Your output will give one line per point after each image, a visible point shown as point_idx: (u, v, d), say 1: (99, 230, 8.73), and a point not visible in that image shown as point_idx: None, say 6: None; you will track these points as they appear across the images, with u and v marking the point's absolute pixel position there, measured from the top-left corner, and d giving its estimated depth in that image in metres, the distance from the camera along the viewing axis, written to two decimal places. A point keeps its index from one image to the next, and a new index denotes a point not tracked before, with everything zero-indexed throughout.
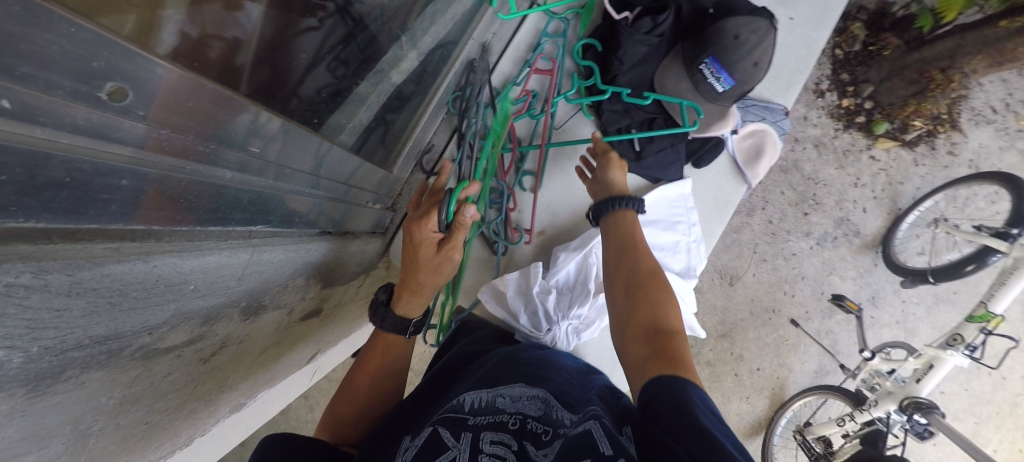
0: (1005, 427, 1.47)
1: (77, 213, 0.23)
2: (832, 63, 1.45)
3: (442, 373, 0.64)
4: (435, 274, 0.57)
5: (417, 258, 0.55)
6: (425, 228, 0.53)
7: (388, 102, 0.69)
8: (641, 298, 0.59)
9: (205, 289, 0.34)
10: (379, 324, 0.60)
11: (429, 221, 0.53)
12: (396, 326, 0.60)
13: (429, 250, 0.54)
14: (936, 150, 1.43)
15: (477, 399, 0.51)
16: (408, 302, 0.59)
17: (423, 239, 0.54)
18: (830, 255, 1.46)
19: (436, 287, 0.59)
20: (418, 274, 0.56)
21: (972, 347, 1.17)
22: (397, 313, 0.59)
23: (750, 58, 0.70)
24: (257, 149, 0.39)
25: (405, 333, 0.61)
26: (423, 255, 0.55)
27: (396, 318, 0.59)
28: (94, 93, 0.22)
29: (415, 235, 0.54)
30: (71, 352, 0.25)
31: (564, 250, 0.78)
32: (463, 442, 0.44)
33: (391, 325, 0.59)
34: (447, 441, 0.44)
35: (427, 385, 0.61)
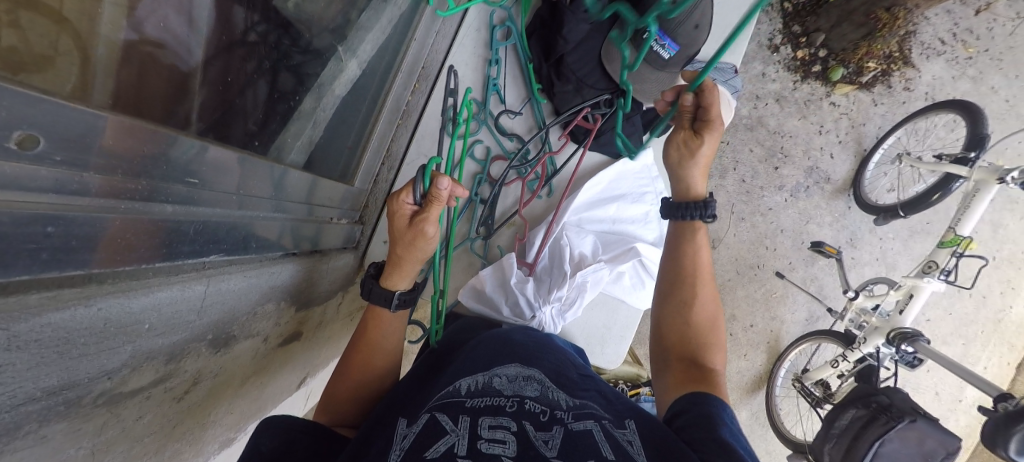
0: (992, 343, 1.53)
1: (5, 268, 0.22)
2: (782, 17, 1.46)
3: (431, 360, 0.64)
4: (413, 248, 0.56)
5: (395, 230, 0.56)
6: (398, 200, 0.55)
7: (333, 116, 0.70)
8: (695, 329, 0.60)
9: (163, 327, 0.34)
10: (367, 295, 0.59)
11: (407, 193, 0.55)
12: (380, 299, 0.58)
13: (403, 221, 0.55)
14: (892, 88, 1.48)
15: (473, 383, 0.51)
16: (389, 275, 0.58)
17: (397, 210, 0.55)
18: (805, 205, 1.50)
19: (417, 262, 0.58)
20: (396, 246, 0.57)
21: (947, 271, 1.20)
22: (378, 286, 0.58)
23: (691, 20, 0.71)
24: (200, 181, 0.38)
25: (390, 307, 0.58)
26: (399, 227, 0.56)
27: (380, 291, 0.58)
28: (3, 143, 0.21)
29: (390, 206, 0.56)
30: (23, 407, 0.25)
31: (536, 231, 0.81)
32: (461, 427, 0.43)
33: (375, 298, 0.59)
34: (446, 425, 0.43)
35: (416, 371, 0.61)
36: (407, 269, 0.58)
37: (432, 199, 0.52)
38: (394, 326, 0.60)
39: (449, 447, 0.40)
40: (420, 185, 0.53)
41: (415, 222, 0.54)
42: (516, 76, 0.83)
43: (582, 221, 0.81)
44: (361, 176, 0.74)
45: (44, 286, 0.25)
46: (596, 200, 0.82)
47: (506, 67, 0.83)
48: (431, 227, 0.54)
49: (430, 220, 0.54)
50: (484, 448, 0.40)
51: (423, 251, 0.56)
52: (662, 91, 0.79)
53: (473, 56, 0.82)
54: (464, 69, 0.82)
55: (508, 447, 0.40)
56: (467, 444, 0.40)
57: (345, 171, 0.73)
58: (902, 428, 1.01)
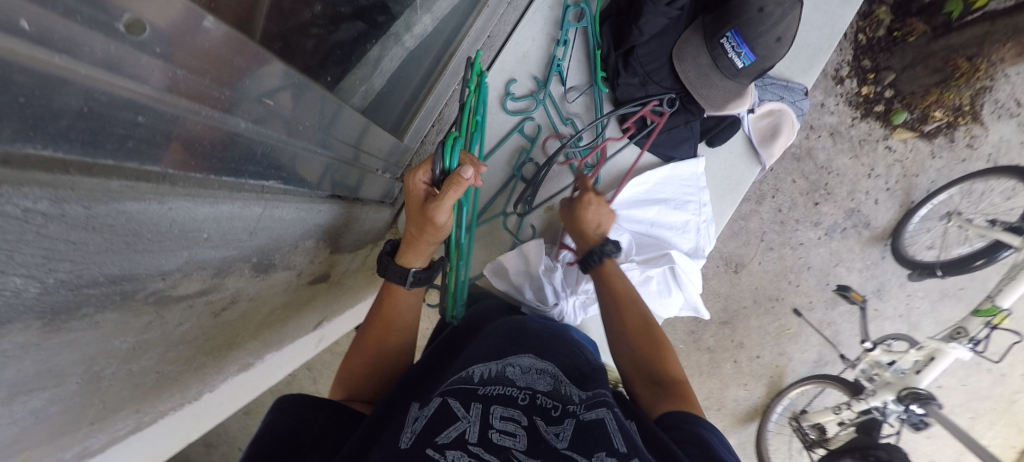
0: (1000, 423, 1.48)
1: (94, 146, 0.22)
2: (854, 48, 1.39)
3: (447, 343, 0.64)
4: (420, 228, 0.55)
5: (410, 208, 0.56)
6: (413, 178, 0.54)
7: (398, 67, 0.69)
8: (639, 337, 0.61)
9: (218, 240, 0.34)
10: (383, 272, 0.59)
11: (423, 171, 0.54)
12: (395, 275, 0.59)
13: (417, 201, 0.55)
14: (955, 142, 1.40)
15: (486, 371, 0.51)
16: (404, 253, 0.58)
17: (411, 190, 0.55)
18: (838, 246, 1.45)
19: (428, 244, 0.57)
20: (410, 223, 0.56)
21: (976, 341, 1.16)
22: (393, 263, 0.58)
23: (773, 32, 0.67)
24: (274, 104, 0.38)
25: (405, 284, 0.59)
26: (413, 206, 0.55)
27: (395, 267, 0.58)
28: (111, 24, 0.20)
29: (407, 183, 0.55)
30: (86, 289, 0.25)
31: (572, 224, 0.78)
32: (472, 414, 0.43)
33: (389, 274, 0.59)
34: (458, 411, 0.43)
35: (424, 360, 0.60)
36: (422, 248, 0.58)
37: (450, 181, 0.50)
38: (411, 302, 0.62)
39: (460, 433, 0.41)
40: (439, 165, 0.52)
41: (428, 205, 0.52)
42: (580, 61, 0.81)
43: (619, 219, 0.79)
44: (411, 133, 0.74)
45: (124, 175, 0.25)
46: (637, 200, 0.81)
47: (572, 50, 0.80)
48: (441, 213, 0.52)
49: (443, 207, 0.52)
50: (494, 439, 0.41)
51: (435, 235, 0.55)
52: (728, 101, 0.75)
53: (540, 33, 0.80)
54: (529, 43, 0.80)
55: (519, 441, 0.42)
56: (478, 432, 0.42)
57: (396, 125, 0.72)
58: None
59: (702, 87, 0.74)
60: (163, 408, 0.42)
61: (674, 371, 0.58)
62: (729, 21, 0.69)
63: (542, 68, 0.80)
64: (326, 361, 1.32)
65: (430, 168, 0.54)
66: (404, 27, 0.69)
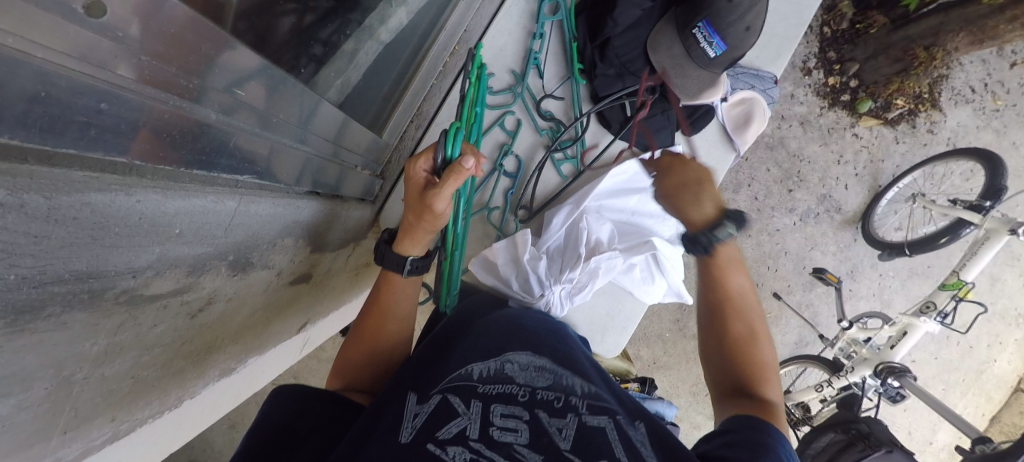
0: (970, 393, 1.55)
1: (54, 134, 0.22)
2: (820, 41, 1.45)
3: (443, 335, 0.64)
4: (418, 217, 0.55)
5: (409, 196, 0.56)
6: (414, 165, 0.54)
7: (374, 61, 0.69)
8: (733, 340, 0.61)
9: (191, 236, 0.33)
10: (380, 260, 0.58)
11: (424, 159, 0.54)
12: (392, 264, 0.58)
13: (416, 190, 0.54)
14: (916, 128, 1.47)
15: (486, 368, 0.52)
16: (401, 241, 0.57)
17: (412, 178, 0.54)
18: (813, 231, 1.50)
19: (426, 232, 0.56)
20: (408, 211, 0.56)
21: (944, 314, 1.21)
22: (392, 251, 0.57)
23: (742, 22, 0.69)
24: (244, 94, 0.37)
25: (403, 272, 0.58)
26: (412, 193, 0.55)
27: (393, 255, 0.57)
28: (71, 6, 0.20)
29: (407, 171, 0.55)
30: (50, 286, 0.24)
31: (554, 215, 0.80)
32: (473, 411, 0.44)
33: (387, 262, 0.58)
34: (458, 407, 0.44)
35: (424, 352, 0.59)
36: (419, 236, 0.57)
37: (450, 171, 0.50)
38: (407, 293, 0.60)
39: (461, 429, 0.42)
40: (441, 153, 0.53)
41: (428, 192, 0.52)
42: (556, 54, 0.81)
43: (602, 208, 0.80)
44: (390, 129, 0.74)
45: (88, 165, 0.24)
46: (619, 190, 0.80)
47: (549, 43, 0.81)
48: (440, 201, 0.52)
49: (442, 195, 0.51)
50: (496, 436, 0.42)
51: (434, 222, 0.55)
52: (702, 90, 0.77)
53: (516, 26, 0.80)
54: (506, 37, 0.81)
55: (521, 435, 0.42)
56: (479, 428, 0.42)
57: (374, 121, 0.72)
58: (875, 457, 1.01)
59: (676, 76, 0.76)
60: (140, 416, 0.40)
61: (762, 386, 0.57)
62: (701, 11, 0.71)
63: (519, 62, 0.81)
64: (312, 368, 1.29)
65: (432, 155, 0.54)
66: (378, 21, 0.68)
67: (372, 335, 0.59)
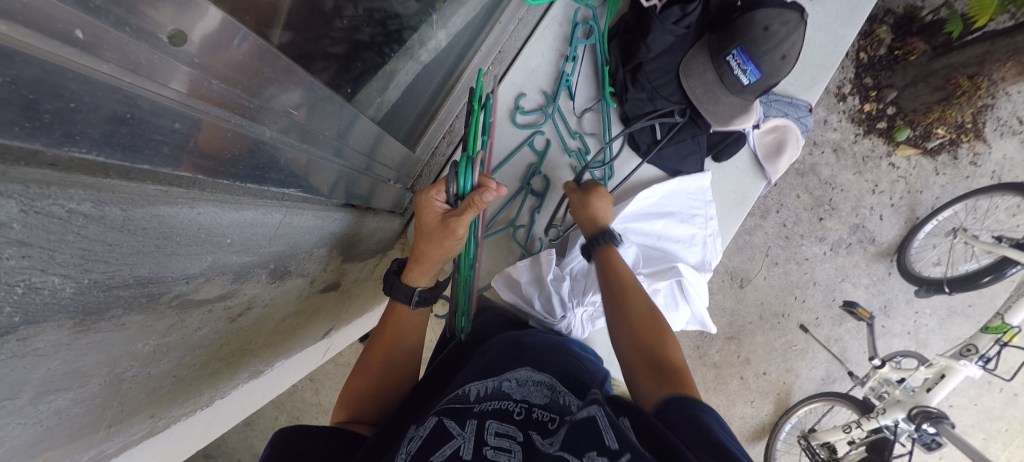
0: (1015, 444, 1.44)
1: (133, 151, 0.24)
2: (855, 67, 1.41)
3: (447, 362, 0.65)
4: (434, 244, 0.55)
5: (424, 224, 0.56)
6: (429, 198, 0.55)
7: (412, 80, 0.71)
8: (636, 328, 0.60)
9: (240, 245, 0.35)
10: (390, 291, 0.61)
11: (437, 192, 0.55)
12: (401, 294, 0.60)
13: (435, 218, 0.55)
14: (958, 160, 1.41)
15: (483, 388, 0.51)
16: (412, 271, 0.60)
17: (428, 206, 0.55)
18: (844, 262, 1.45)
19: (441, 259, 0.57)
20: (421, 242, 0.57)
21: (986, 359, 1.14)
22: (400, 282, 0.60)
23: (777, 51, 0.70)
24: (295, 112, 0.40)
25: (410, 303, 0.61)
26: (427, 224, 0.56)
27: (403, 287, 0.60)
28: (152, 32, 0.23)
29: (419, 203, 0.56)
30: (116, 290, 0.26)
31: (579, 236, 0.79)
32: (467, 431, 0.42)
33: (397, 293, 0.61)
34: (453, 429, 0.43)
35: (425, 378, 0.60)
36: (428, 267, 0.59)
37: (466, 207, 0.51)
38: (417, 322, 0.63)
39: (454, 450, 0.40)
40: (454, 187, 0.53)
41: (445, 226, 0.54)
42: (587, 76, 0.82)
43: (627, 231, 0.80)
44: (423, 145, 0.76)
45: (160, 180, 0.26)
46: (645, 213, 0.81)
47: (581, 65, 0.82)
48: (460, 227, 0.52)
49: (460, 228, 0.53)
50: (488, 455, 0.39)
51: (447, 253, 0.56)
52: (733, 117, 0.77)
53: (550, 49, 0.82)
54: (539, 59, 0.82)
55: (514, 455, 0.40)
56: (472, 449, 0.40)
57: (407, 137, 0.74)
58: None
59: (708, 103, 0.76)
60: (176, 414, 0.42)
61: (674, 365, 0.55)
62: (735, 39, 0.71)
63: (551, 83, 0.82)
64: (332, 371, 1.32)
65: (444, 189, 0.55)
66: (417, 42, 0.71)
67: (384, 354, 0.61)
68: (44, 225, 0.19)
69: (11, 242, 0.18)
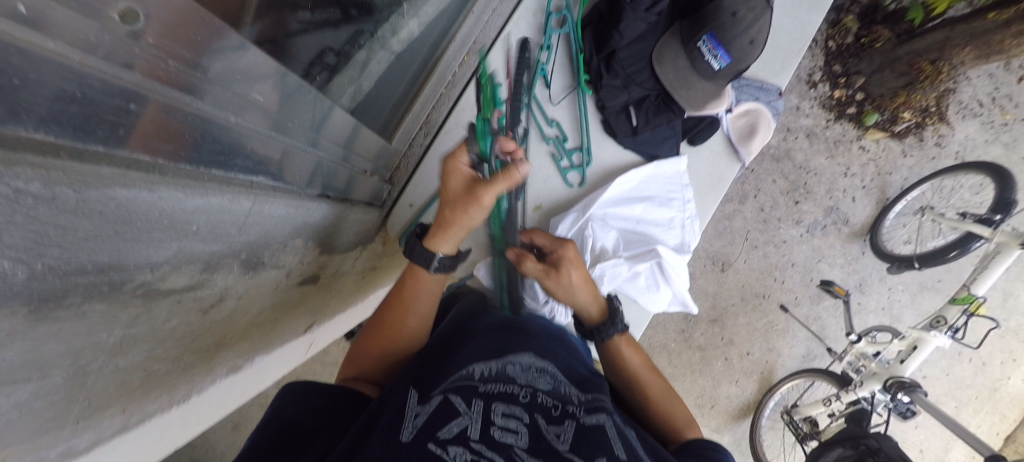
0: (984, 411, 1.51)
1: (86, 133, 0.23)
2: (825, 55, 1.46)
3: (448, 331, 0.65)
4: (459, 210, 0.55)
5: (451, 190, 0.57)
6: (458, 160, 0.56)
7: (387, 70, 0.71)
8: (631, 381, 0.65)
9: (207, 234, 0.35)
10: (408, 253, 0.59)
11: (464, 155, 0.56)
12: (420, 257, 0.58)
13: (462, 184, 0.56)
14: (924, 141, 1.46)
15: (487, 369, 0.52)
16: (433, 235, 0.58)
17: (457, 171, 0.56)
18: (820, 243, 1.49)
19: (464, 228, 0.57)
20: (447, 206, 0.56)
21: (955, 329, 1.20)
22: (420, 245, 0.58)
23: (746, 35, 0.71)
24: (260, 98, 0.39)
25: (428, 268, 0.59)
26: (454, 187, 0.56)
27: (421, 249, 0.58)
28: (106, 12, 0.22)
29: (447, 166, 0.56)
30: (73, 277, 0.25)
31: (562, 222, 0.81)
32: (474, 410, 0.45)
33: (415, 257, 0.59)
34: (458, 407, 0.45)
35: (430, 346, 0.60)
36: (451, 233, 0.58)
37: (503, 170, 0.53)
38: (430, 290, 0.61)
39: (462, 429, 0.43)
40: (477, 148, 0.57)
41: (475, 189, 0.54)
42: (563, 64, 0.83)
43: (607, 216, 0.81)
44: (399, 136, 0.76)
45: (115, 163, 0.25)
46: (623, 199, 0.82)
47: (557, 54, 0.83)
48: (489, 193, 0.53)
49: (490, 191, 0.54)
50: (496, 436, 0.43)
51: (473, 219, 0.56)
52: (706, 101, 0.78)
53: (525, 38, 0.83)
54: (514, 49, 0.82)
55: (521, 438, 0.44)
56: (479, 429, 0.43)
57: (384, 127, 0.74)
58: None
59: (681, 88, 0.78)
60: (149, 410, 0.41)
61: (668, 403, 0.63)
62: (705, 25, 0.73)
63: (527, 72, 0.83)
64: (318, 371, 1.30)
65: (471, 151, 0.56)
66: (390, 31, 0.70)
67: (386, 335, 0.61)
68: None
69: None
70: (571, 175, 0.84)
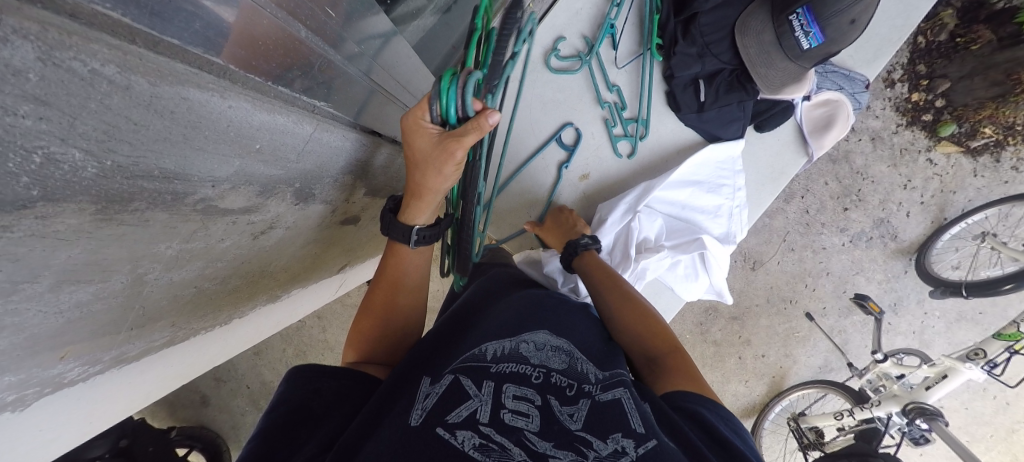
0: (997, 450, 1.46)
1: (161, 19, 0.20)
2: (910, 52, 1.31)
3: (457, 315, 0.62)
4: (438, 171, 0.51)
5: (419, 151, 0.51)
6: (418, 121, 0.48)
7: (449, 8, 0.66)
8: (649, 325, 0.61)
9: (268, 155, 0.33)
10: (386, 231, 0.58)
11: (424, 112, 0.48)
12: (398, 235, 0.57)
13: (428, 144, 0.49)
14: (999, 163, 1.33)
15: (499, 348, 0.50)
16: (410, 207, 0.56)
17: (420, 132, 0.49)
18: (861, 255, 1.41)
19: (438, 193, 0.54)
20: (416, 173, 0.52)
21: (993, 364, 1.13)
22: (398, 221, 0.56)
23: (849, 13, 0.62)
24: (332, 14, 0.35)
25: (410, 243, 0.57)
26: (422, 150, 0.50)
27: (400, 226, 0.56)
28: None
29: (408, 126, 0.49)
30: (139, 181, 0.23)
31: (609, 215, 0.77)
32: (484, 393, 0.42)
33: (394, 233, 0.57)
34: (469, 390, 0.43)
35: (434, 332, 0.58)
36: (428, 200, 0.55)
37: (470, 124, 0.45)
38: (417, 262, 0.60)
39: (471, 412, 0.40)
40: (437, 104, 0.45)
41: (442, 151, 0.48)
42: (633, 24, 0.77)
43: (652, 201, 0.77)
44: None
45: (188, 61, 0.23)
46: (673, 182, 0.78)
47: (628, 11, 0.77)
48: (463, 151, 0.47)
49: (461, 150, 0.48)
50: (507, 419, 0.41)
51: (443, 181, 0.52)
52: (785, 85, 0.71)
53: None
54: (583, 1, 0.77)
55: (532, 421, 0.41)
56: (489, 412, 0.41)
57: (439, 71, 0.70)
58: None
59: (761, 66, 0.70)
60: (195, 326, 0.42)
61: (677, 344, 0.60)
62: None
63: (594, 29, 0.77)
64: (337, 311, 1.34)
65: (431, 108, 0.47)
66: None
67: (387, 306, 0.59)
68: (63, 83, 0.16)
69: (26, 97, 0.15)
70: (623, 152, 0.80)
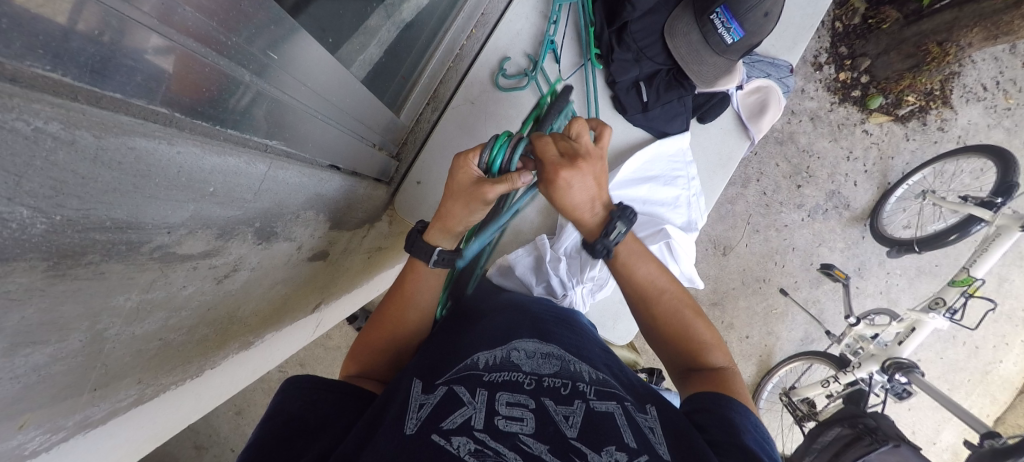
0: (975, 393, 1.54)
1: (103, 76, 0.22)
2: (831, 36, 1.43)
3: (456, 324, 0.63)
4: (468, 206, 0.54)
5: (457, 184, 0.54)
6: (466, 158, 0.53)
7: (393, 41, 0.69)
8: (678, 333, 0.61)
9: (223, 197, 0.34)
10: (410, 248, 0.57)
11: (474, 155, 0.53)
12: (421, 252, 0.56)
13: (468, 180, 0.53)
14: (927, 126, 1.45)
15: (491, 357, 0.51)
16: (433, 228, 0.57)
17: (463, 167, 0.53)
18: (820, 227, 1.49)
19: (462, 226, 0.56)
20: (449, 201, 0.55)
21: (953, 310, 1.19)
22: (422, 239, 0.56)
23: (761, 8, 0.69)
24: (276, 56, 0.37)
25: (431, 262, 0.56)
26: (459, 183, 0.54)
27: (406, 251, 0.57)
28: None
29: (456, 160, 0.54)
30: (91, 232, 0.24)
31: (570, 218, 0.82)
32: (478, 400, 0.43)
33: (416, 251, 0.57)
34: (463, 397, 0.43)
35: (436, 339, 0.59)
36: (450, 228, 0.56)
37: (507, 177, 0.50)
38: (431, 284, 0.59)
39: (466, 419, 0.41)
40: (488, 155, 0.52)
41: (477, 190, 0.52)
42: (570, 38, 0.82)
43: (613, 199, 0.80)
44: (407, 110, 0.76)
45: (132, 112, 0.24)
46: (629, 180, 0.82)
47: (565, 27, 0.82)
48: (493, 193, 0.51)
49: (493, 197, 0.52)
50: (502, 425, 0.41)
51: (470, 218, 0.55)
52: (717, 77, 0.77)
53: (533, 11, 0.81)
54: (522, 21, 0.82)
55: (526, 425, 0.41)
56: (483, 418, 0.41)
57: (392, 101, 0.73)
58: (882, 452, 0.99)
59: (692, 63, 0.76)
60: (161, 383, 0.41)
61: (708, 351, 0.60)
62: None
63: (536, 47, 0.82)
64: (320, 355, 1.30)
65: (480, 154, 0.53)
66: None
67: (394, 323, 0.59)
68: (7, 142, 0.17)
69: None
70: None
